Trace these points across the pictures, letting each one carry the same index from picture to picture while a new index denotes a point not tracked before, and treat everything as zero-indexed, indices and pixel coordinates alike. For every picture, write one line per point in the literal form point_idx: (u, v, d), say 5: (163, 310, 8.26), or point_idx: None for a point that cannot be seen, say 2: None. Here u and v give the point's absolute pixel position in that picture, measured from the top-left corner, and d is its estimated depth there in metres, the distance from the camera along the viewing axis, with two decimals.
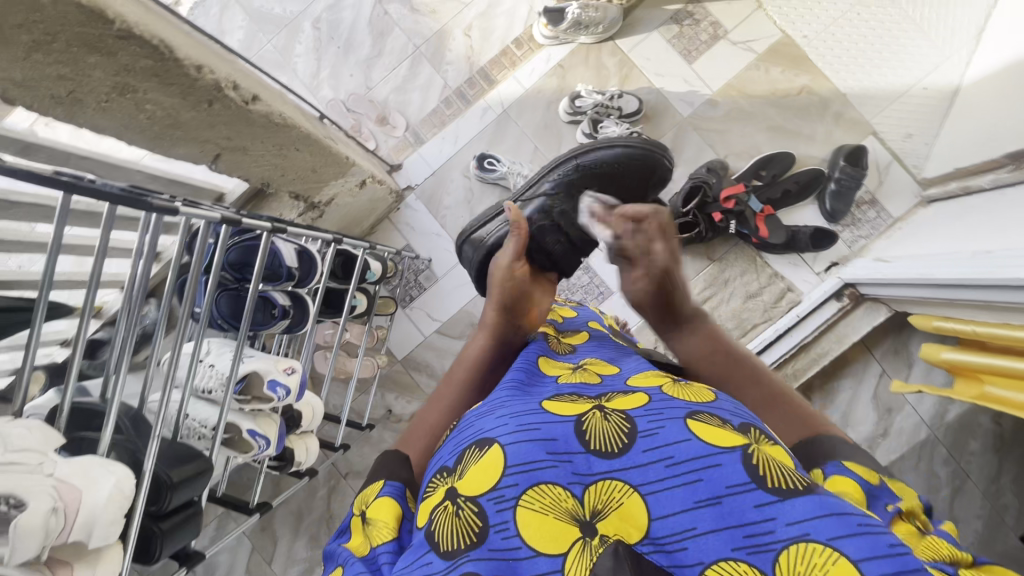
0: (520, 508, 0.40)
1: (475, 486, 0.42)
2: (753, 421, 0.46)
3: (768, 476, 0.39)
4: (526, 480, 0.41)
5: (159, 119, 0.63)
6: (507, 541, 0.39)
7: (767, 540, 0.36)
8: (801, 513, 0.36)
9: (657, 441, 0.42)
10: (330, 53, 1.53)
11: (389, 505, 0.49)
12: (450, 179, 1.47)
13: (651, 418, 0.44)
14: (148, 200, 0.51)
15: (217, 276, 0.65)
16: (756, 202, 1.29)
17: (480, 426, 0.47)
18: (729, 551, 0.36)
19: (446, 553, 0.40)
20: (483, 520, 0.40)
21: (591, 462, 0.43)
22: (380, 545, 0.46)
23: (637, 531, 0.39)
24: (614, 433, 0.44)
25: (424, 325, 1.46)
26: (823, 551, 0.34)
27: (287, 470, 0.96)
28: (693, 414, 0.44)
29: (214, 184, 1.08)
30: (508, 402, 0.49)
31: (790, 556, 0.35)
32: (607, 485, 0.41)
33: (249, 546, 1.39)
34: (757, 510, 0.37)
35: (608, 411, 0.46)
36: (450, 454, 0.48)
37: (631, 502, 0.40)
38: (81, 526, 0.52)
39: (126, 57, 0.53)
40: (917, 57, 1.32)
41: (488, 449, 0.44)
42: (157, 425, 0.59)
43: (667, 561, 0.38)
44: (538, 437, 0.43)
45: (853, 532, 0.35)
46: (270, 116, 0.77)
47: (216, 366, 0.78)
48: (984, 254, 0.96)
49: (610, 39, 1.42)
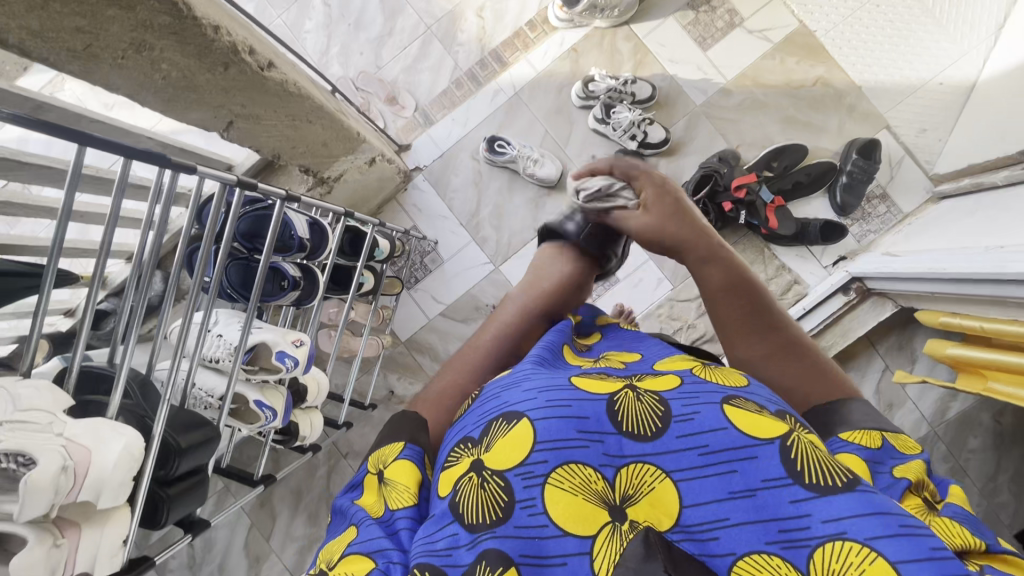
0: (549, 486, 0.40)
1: (502, 460, 0.42)
2: (787, 408, 0.45)
3: (805, 471, 0.38)
4: (556, 458, 0.41)
5: (174, 80, 0.62)
6: (534, 518, 0.40)
7: (803, 535, 0.36)
8: (839, 510, 0.35)
9: (693, 426, 0.41)
10: (340, 31, 1.51)
11: (409, 469, 0.48)
12: (458, 162, 1.46)
13: (686, 402, 0.43)
14: (165, 156, 0.50)
15: (227, 246, 0.64)
16: (767, 192, 1.29)
17: (506, 398, 0.46)
18: (762, 544, 0.36)
19: (471, 526, 0.40)
20: (509, 495, 0.41)
21: (624, 443, 0.42)
22: (398, 509, 0.46)
23: (669, 519, 0.39)
24: (648, 416, 0.43)
25: (429, 307, 1.45)
26: (861, 550, 0.34)
27: (291, 444, 0.96)
28: (729, 400, 0.43)
29: (224, 156, 1.06)
30: (535, 376, 0.47)
31: (825, 554, 0.35)
32: (641, 467, 0.41)
33: (248, 522, 1.39)
34: (794, 505, 0.37)
35: (641, 391, 0.44)
36: (474, 423, 0.47)
37: (662, 487, 0.40)
38: (89, 487, 0.51)
39: (144, 12, 0.52)
40: (934, 52, 1.30)
41: (516, 423, 0.43)
42: (166, 392, 0.59)
43: (698, 549, 0.38)
44: (569, 414, 0.42)
45: (897, 534, 0.34)
46: (284, 84, 0.76)
47: (225, 336, 0.77)
48: (996, 249, 0.95)
49: (625, 23, 1.40)
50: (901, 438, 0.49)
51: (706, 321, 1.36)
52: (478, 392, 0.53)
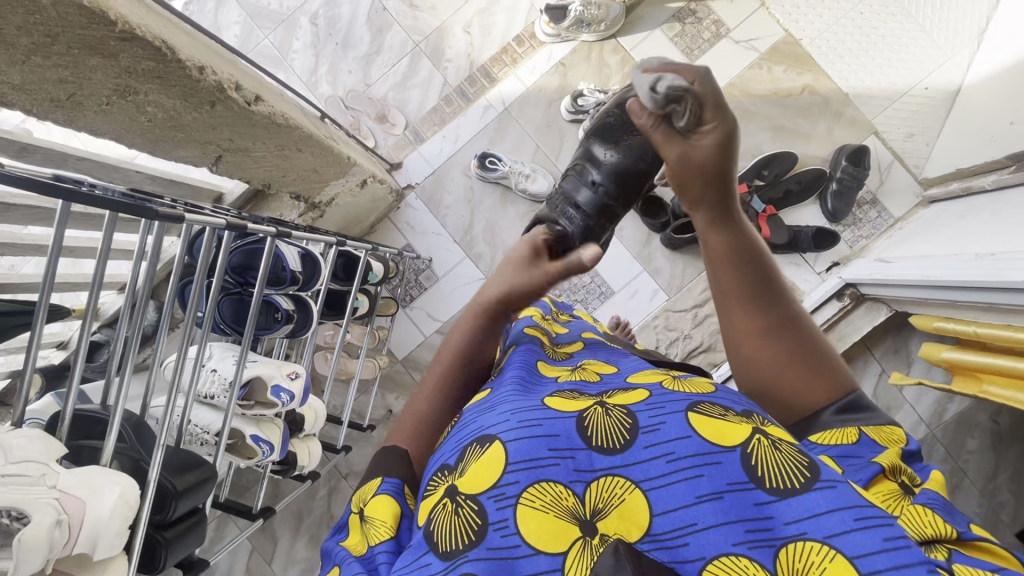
0: (522, 506, 0.39)
1: (475, 482, 0.41)
2: (755, 408, 0.45)
3: (766, 477, 0.38)
4: (528, 478, 0.40)
5: (160, 121, 0.62)
6: (507, 538, 0.38)
7: (767, 536, 0.36)
8: (802, 511, 0.36)
9: (659, 436, 0.41)
10: (328, 50, 1.51)
11: (387, 503, 0.47)
12: (450, 178, 1.46)
13: (652, 413, 0.43)
14: (151, 207, 0.50)
15: (221, 279, 0.63)
16: (758, 202, 1.30)
17: (479, 423, 0.45)
18: (730, 545, 0.35)
19: (446, 554, 0.39)
20: (482, 518, 0.39)
21: (594, 458, 0.41)
22: (377, 544, 0.44)
23: (638, 530, 0.38)
24: (616, 429, 0.42)
25: (423, 325, 1.45)
26: (821, 549, 0.34)
27: (289, 475, 0.93)
28: (694, 407, 0.42)
29: (213, 184, 1.08)
30: (511, 398, 0.47)
31: (789, 554, 0.35)
32: (611, 480, 0.40)
33: (249, 547, 1.38)
34: (757, 508, 0.37)
35: (610, 406, 0.44)
36: (450, 450, 0.46)
37: (632, 498, 0.39)
38: (85, 540, 0.51)
39: (127, 59, 0.51)
40: (919, 57, 1.32)
41: (488, 445, 0.42)
42: (162, 433, 0.58)
43: (668, 556, 0.37)
44: (540, 433, 0.42)
45: (851, 530, 0.34)
46: (272, 117, 0.75)
47: (219, 370, 0.76)
48: (986, 257, 0.96)
49: (612, 36, 1.41)
50: (880, 427, 0.49)
51: (702, 331, 1.36)
52: (456, 420, 0.52)
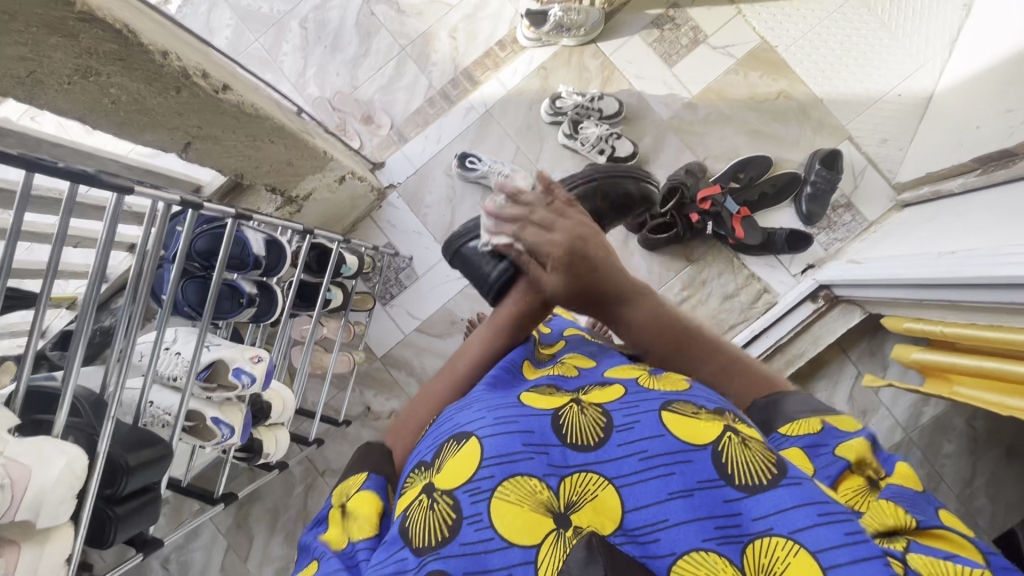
0: (496, 499, 0.40)
1: (450, 479, 0.42)
2: (725, 405, 0.47)
3: (736, 474, 0.39)
4: (502, 472, 0.41)
5: (124, 104, 0.64)
6: (480, 532, 0.39)
7: (736, 532, 0.37)
8: (766, 508, 0.37)
9: (633, 434, 0.42)
10: (316, 53, 1.55)
11: (370, 498, 0.49)
12: (432, 178, 1.48)
13: (626, 412, 0.44)
14: (104, 178, 0.51)
15: (181, 263, 0.63)
16: (733, 203, 1.31)
17: (458, 420, 0.47)
18: (699, 541, 0.36)
19: (418, 549, 0.40)
20: (456, 512, 0.40)
21: (568, 454, 0.43)
22: (358, 541, 0.46)
23: (612, 523, 0.39)
24: (591, 427, 0.44)
25: (404, 323, 1.46)
26: (785, 544, 0.35)
27: (255, 463, 0.95)
28: (668, 406, 0.44)
29: (193, 176, 1.10)
30: (487, 397, 0.49)
31: (756, 549, 0.36)
32: (585, 476, 0.41)
33: (224, 544, 1.38)
34: (726, 505, 0.38)
35: (585, 405, 0.46)
36: (428, 448, 0.47)
37: (605, 494, 0.40)
38: (27, 506, 0.51)
39: (87, 40, 0.54)
40: (893, 65, 1.35)
41: (465, 442, 0.43)
42: (112, 407, 0.59)
43: (639, 551, 0.37)
44: (515, 429, 0.43)
45: (816, 524, 0.35)
46: (241, 106, 0.77)
47: (182, 354, 0.77)
48: (949, 255, 0.96)
49: (592, 41, 1.44)
50: (845, 419, 0.51)
51: None
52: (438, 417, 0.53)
